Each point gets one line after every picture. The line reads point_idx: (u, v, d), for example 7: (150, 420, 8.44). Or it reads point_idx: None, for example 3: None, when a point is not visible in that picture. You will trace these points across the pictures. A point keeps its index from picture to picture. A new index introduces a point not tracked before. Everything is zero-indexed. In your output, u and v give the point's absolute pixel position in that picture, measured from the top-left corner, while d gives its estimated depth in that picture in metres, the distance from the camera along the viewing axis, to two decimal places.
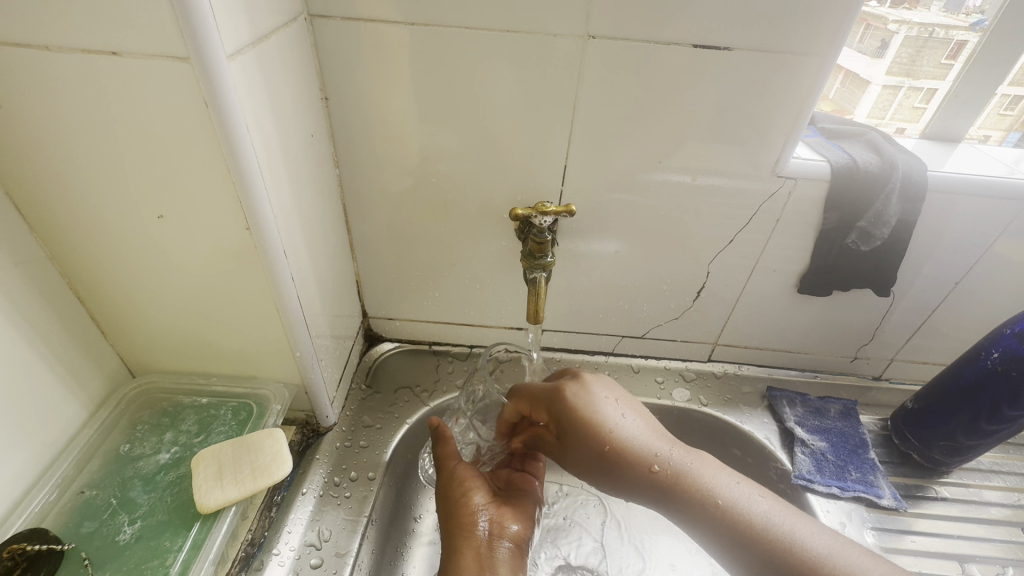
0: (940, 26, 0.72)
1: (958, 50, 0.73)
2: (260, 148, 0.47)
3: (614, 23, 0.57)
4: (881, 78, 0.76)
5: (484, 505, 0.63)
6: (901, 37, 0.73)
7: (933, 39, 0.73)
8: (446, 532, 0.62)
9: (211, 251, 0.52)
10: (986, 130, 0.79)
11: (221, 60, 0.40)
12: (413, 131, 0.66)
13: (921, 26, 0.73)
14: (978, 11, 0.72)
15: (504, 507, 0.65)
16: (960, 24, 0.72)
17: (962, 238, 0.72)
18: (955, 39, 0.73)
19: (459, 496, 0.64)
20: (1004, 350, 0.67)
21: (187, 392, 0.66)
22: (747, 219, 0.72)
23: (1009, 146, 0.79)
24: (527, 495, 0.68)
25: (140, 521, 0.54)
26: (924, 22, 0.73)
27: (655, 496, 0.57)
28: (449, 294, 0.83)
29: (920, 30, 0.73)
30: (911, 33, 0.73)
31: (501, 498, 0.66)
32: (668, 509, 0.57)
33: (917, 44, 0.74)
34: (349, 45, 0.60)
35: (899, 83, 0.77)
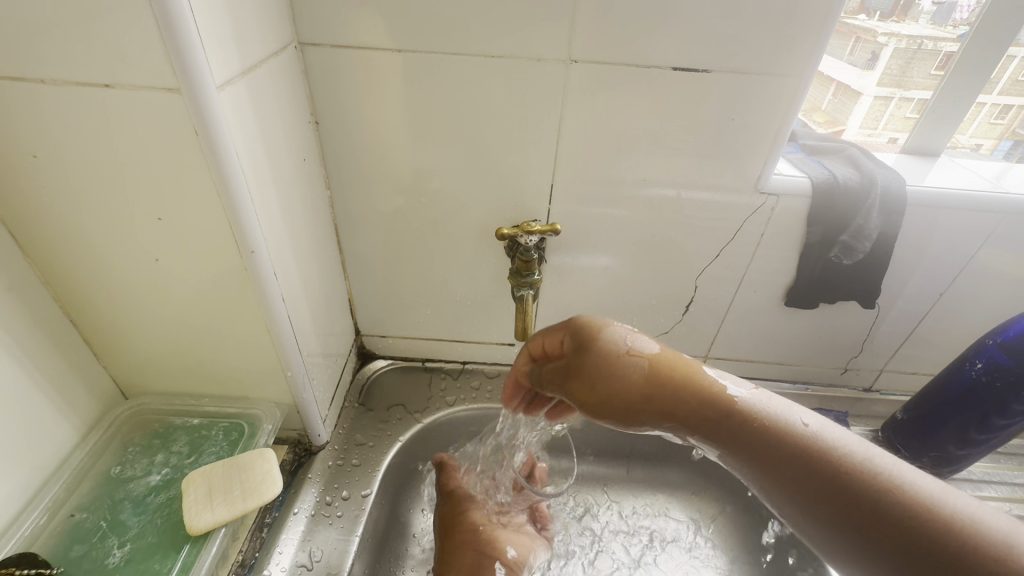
0: (928, 38, 0.74)
1: (947, 60, 0.74)
2: (250, 174, 0.49)
3: (594, 47, 0.59)
4: (872, 88, 0.79)
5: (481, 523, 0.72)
6: (890, 49, 0.76)
7: (922, 50, 0.75)
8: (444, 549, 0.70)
9: (201, 274, 0.53)
10: (978, 139, 0.83)
11: (211, 90, 0.42)
12: (402, 152, 0.67)
13: (909, 38, 0.75)
14: (966, 23, 0.72)
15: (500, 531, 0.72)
16: (948, 35, 0.73)
17: (945, 251, 0.73)
18: (944, 50, 0.74)
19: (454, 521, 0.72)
20: (987, 360, 0.68)
21: (178, 412, 0.66)
22: (732, 233, 0.73)
23: (1000, 155, 0.82)
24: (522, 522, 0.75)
25: (129, 544, 0.54)
26: (913, 35, 0.75)
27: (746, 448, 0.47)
28: (441, 311, 0.83)
29: (909, 42, 0.75)
30: (901, 45, 0.75)
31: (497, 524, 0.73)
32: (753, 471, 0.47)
33: (907, 55, 0.76)
34: (339, 70, 0.61)
35: (891, 93, 0.79)
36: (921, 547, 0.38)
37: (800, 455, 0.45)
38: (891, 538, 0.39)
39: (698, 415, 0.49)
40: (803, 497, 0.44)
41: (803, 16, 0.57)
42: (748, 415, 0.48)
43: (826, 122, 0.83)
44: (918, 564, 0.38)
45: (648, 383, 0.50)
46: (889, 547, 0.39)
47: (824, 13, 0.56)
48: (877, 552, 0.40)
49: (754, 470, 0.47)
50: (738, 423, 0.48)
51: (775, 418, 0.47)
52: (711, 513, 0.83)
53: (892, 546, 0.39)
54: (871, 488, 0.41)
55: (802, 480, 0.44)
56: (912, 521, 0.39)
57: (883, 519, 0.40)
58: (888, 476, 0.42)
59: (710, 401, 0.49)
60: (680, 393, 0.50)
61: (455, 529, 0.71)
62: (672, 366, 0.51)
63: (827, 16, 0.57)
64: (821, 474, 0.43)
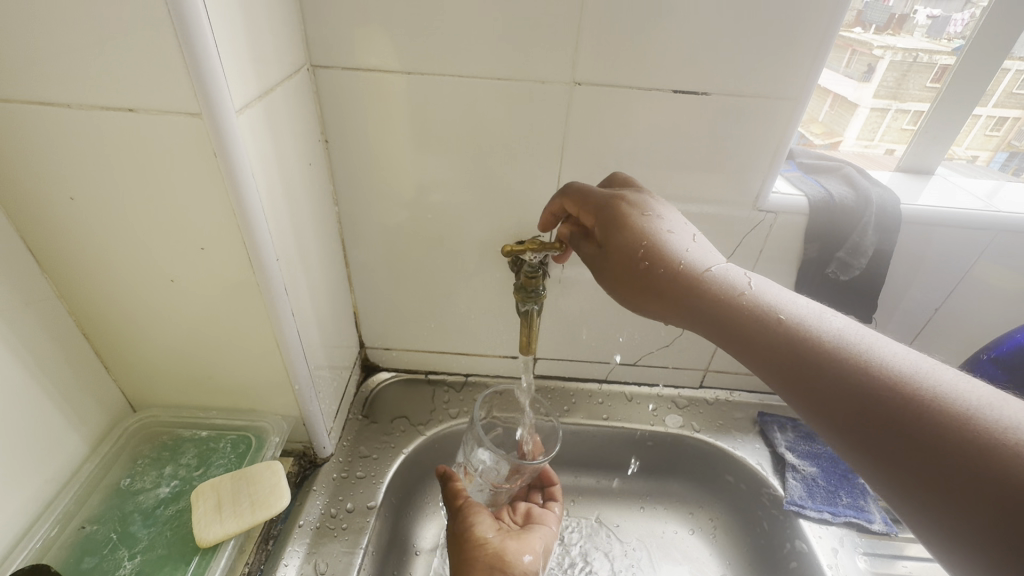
0: (924, 51, 0.76)
1: (943, 72, 0.76)
2: (264, 192, 0.50)
3: (597, 70, 0.61)
4: (869, 100, 0.81)
5: (492, 537, 0.65)
6: (887, 61, 0.77)
7: (918, 63, 0.77)
8: (456, 559, 0.63)
9: (213, 289, 0.54)
10: (975, 150, 0.85)
11: (230, 115, 0.43)
12: (408, 169, 0.69)
13: (905, 51, 0.76)
14: (960, 36, 0.74)
15: (510, 538, 0.67)
16: (942, 49, 0.75)
17: (940, 266, 0.75)
18: (939, 63, 0.75)
19: (463, 529, 0.65)
20: (982, 375, 0.69)
21: (187, 425, 0.67)
22: (731, 249, 0.74)
23: (996, 167, 0.85)
24: (533, 531, 0.70)
25: (139, 556, 0.55)
26: (909, 48, 0.76)
27: (749, 334, 0.47)
28: (445, 325, 0.85)
29: (905, 55, 0.77)
30: (897, 57, 0.77)
31: (507, 533, 0.68)
32: (754, 354, 0.47)
33: (902, 68, 0.78)
34: (350, 91, 0.63)
35: (887, 105, 0.81)
36: (931, 433, 0.37)
37: (806, 340, 0.44)
38: (899, 423, 0.38)
39: (714, 292, 0.49)
40: (810, 382, 0.43)
41: (800, 42, 0.59)
42: (756, 302, 0.48)
43: (823, 133, 0.84)
44: (905, 445, 0.37)
45: (663, 254, 0.50)
46: (894, 430, 0.38)
47: (819, 39, 0.58)
48: (866, 429, 0.39)
49: (758, 353, 0.46)
50: (745, 307, 0.48)
51: (784, 308, 0.47)
52: (712, 526, 0.84)
53: (899, 432, 0.38)
54: (885, 376, 0.40)
55: (814, 364, 0.43)
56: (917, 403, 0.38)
57: (889, 404, 0.38)
58: (899, 364, 0.40)
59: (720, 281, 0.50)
60: (693, 270, 0.50)
61: (464, 539, 0.64)
62: (682, 246, 0.52)
63: (822, 42, 0.59)
64: (834, 361, 0.42)
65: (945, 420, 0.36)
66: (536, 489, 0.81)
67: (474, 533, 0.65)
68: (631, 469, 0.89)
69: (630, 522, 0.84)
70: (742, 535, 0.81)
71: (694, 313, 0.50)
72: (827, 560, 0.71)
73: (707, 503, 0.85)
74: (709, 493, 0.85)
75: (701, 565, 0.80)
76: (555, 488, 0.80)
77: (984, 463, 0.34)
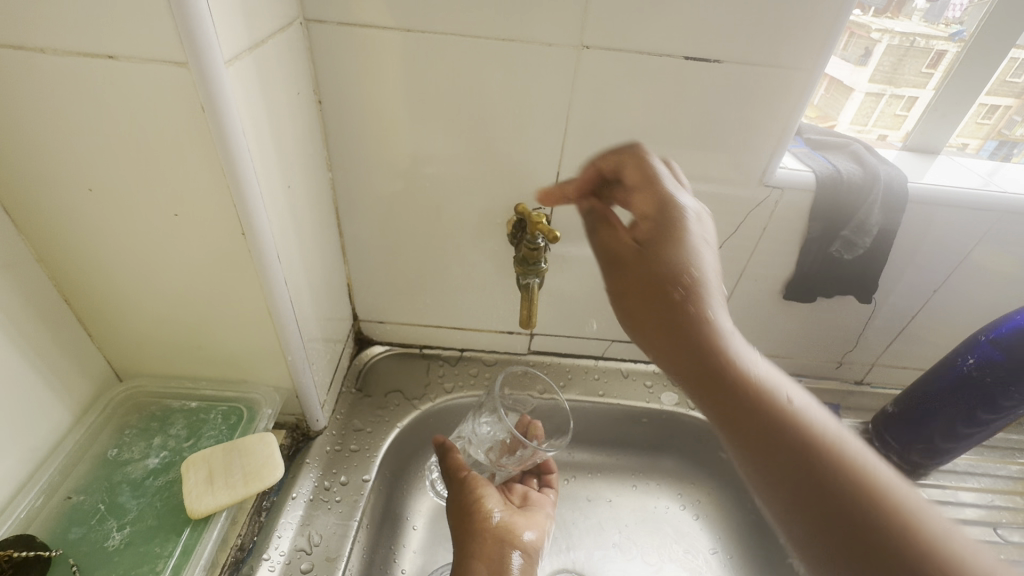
0: (921, 36, 0.74)
1: (938, 59, 0.76)
2: (256, 152, 0.48)
3: (606, 33, 0.58)
4: (864, 84, 0.79)
5: (499, 512, 0.66)
6: (883, 46, 0.75)
7: (914, 48, 0.76)
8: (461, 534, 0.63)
9: (203, 254, 0.52)
10: (964, 138, 0.83)
11: (219, 67, 0.40)
12: (407, 136, 0.66)
13: (903, 36, 0.75)
14: (958, 21, 0.74)
15: (516, 513, 0.67)
16: (941, 34, 0.74)
17: (941, 246, 0.74)
18: (936, 49, 0.75)
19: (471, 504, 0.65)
20: (979, 355, 0.69)
21: (176, 396, 0.65)
22: (735, 226, 0.73)
23: (985, 155, 0.82)
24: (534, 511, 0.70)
25: (129, 526, 0.53)
26: (907, 32, 0.75)
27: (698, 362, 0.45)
28: (441, 298, 0.83)
29: (903, 39, 0.75)
30: (894, 42, 0.75)
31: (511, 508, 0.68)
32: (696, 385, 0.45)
33: (899, 52, 0.76)
34: (344, 51, 0.60)
35: (882, 90, 0.79)
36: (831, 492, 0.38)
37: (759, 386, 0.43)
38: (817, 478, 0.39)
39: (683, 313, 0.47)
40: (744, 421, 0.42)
41: (819, 8, 0.56)
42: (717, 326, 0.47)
43: (817, 117, 0.83)
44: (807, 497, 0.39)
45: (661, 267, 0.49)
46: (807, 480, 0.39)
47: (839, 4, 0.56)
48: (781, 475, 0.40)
49: (705, 383, 0.44)
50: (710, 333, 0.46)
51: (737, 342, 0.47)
52: (703, 501, 0.85)
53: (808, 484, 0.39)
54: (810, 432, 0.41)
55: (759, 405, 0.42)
56: (833, 459, 0.39)
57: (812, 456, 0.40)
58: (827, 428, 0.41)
59: (689, 317, 0.46)
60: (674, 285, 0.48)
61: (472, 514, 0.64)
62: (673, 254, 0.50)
63: (840, 10, 0.56)
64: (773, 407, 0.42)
65: (844, 471, 0.39)
66: (532, 474, 0.79)
67: (481, 506, 0.65)
68: (625, 446, 0.89)
69: (623, 498, 0.85)
70: (733, 509, 0.82)
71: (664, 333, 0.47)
72: None
73: (699, 478, 0.86)
74: (701, 470, 0.86)
75: (692, 539, 0.81)
76: (551, 476, 0.79)
77: (867, 527, 0.36)
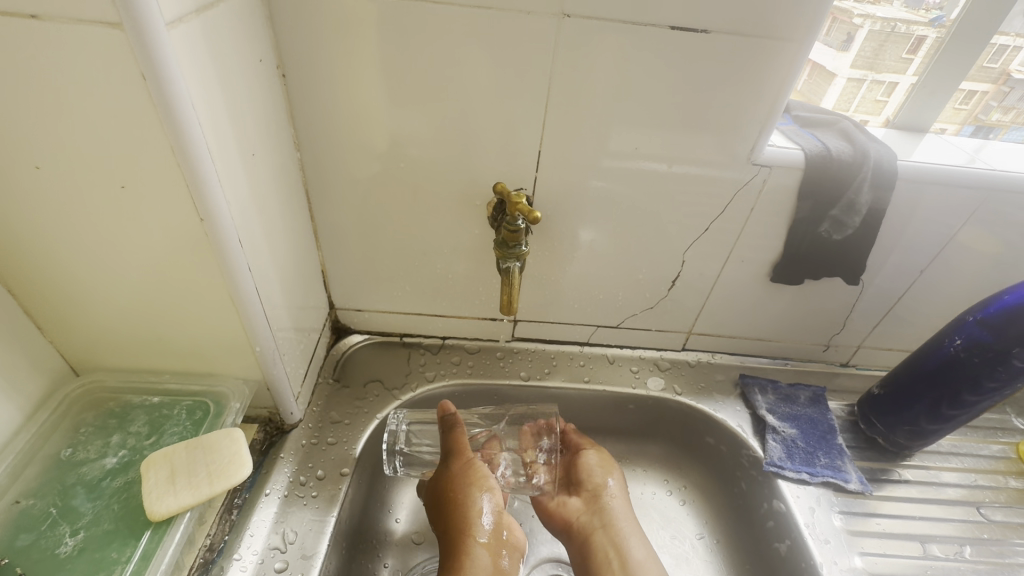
0: (902, 21, 0.73)
1: (918, 44, 0.74)
2: (208, 127, 0.44)
3: (588, 1, 0.55)
4: (847, 70, 0.76)
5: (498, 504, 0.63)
6: (866, 31, 0.73)
7: (895, 33, 0.74)
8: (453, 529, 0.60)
9: (156, 239, 0.48)
10: (943, 123, 0.80)
11: (159, 30, 0.36)
12: (379, 113, 0.62)
13: (885, 21, 0.73)
14: (937, 8, 0.73)
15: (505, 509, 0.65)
16: (921, 19, 0.73)
17: (928, 226, 0.73)
18: (916, 35, 0.74)
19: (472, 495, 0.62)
20: (967, 336, 0.68)
21: (138, 391, 0.61)
22: (722, 207, 0.71)
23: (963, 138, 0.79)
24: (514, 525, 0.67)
25: (83, 531, 0.50)
26: (887, 17, 0.73)
27: None
28: (420, 285, 0.80)
29: (884, 24, 0.73)
30: (876, 27, 0.73)
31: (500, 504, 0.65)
32: None
33: (880, 38, 0.74)
34: (308, 20, 0.56)
35: (863, 76, 0.77)
36: None
37: None
38: None
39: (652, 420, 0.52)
40: None
41: None
42: None
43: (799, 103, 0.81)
44: None
45: None
46: None
47: None
48: None
49: None
50: None
51: None
52: (690, 487, 0.84)
53: None
54: None
55: None
56: None
57: None
58: None
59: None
60: None
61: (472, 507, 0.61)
62: None
63: None
64: None
65: None
66: None
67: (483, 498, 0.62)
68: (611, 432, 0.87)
69: None
70: (720, 494, 0.81)
71: None
72: (804, 518, 0.72)
73: (685, 464, 0.85)
74: (687, 455, 0.85)
75: (678, 524, 0.80)
76: None
77: None
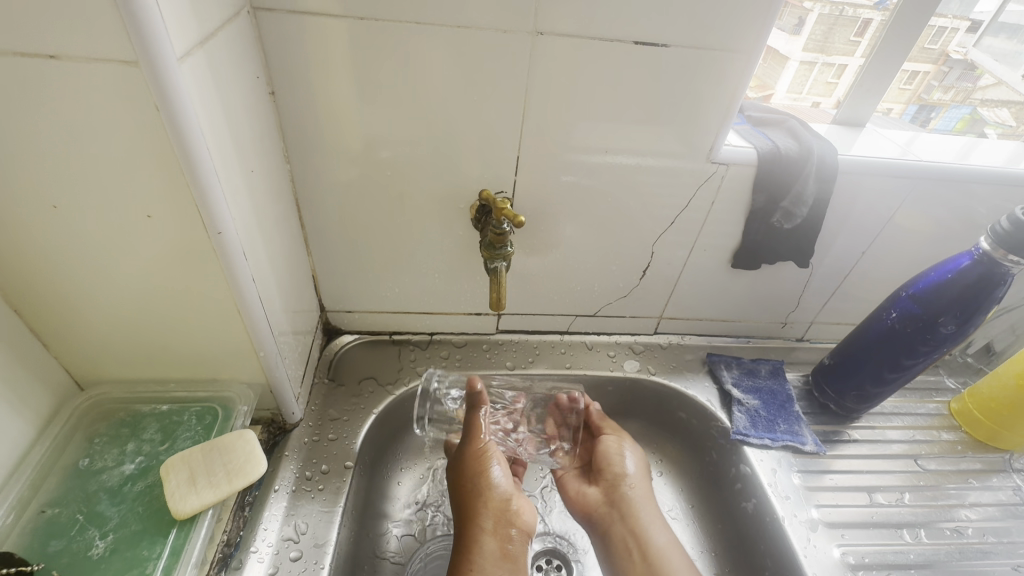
0: (849, 5, 0.81)
1: (865, 27, 0.81)
2: (214, 150, 0.47)
3: (559, 18, 0.60)
4: (799, 54, 0.84)
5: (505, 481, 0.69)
6: (815, 15, 0.82)
7: (843, 17, 0.82)
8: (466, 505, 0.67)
9: (165, 256, 0.51)
10: (890, 103, 0.90)
11: (172, 63, 0.39)
12: (365, 124, 0.66)
13: (833, 5, 0.81)
14: None
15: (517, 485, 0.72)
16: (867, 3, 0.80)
17: (868, 211, 0.82)
18: (863, 17, 0.81)
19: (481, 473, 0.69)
20: (901, 309, 0.77)
21: (145, 400, 0.64)
22: (686, 201, 0.77)
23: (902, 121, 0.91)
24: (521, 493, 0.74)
25: (111, 534, 0.53)
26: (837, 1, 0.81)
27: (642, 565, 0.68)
28: (408, 284, 0.84)
29: (832, 8, 0.81)
30: (825, 11, 0.81)
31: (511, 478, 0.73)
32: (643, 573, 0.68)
33: (830, 21, 0.82)
34: (296, 39, 0.59)
35: (815, 59, 0.84)
36: None
37: None
38: None
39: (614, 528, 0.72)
40: None
41: None
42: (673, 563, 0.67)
43: (757, 86, 0.89)
44: None
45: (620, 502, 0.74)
46: None
47: None
48: None
49: None
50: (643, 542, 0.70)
51: None
52: (666, 458, 0.92)
53: None
54: None
55: None
56: None
57: None
58: None
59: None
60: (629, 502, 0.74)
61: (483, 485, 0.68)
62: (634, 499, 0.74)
63: None
64: None
65: None
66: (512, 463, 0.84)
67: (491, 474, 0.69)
68: None
69: None
70: (693, 463, 0.89)
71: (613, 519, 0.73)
72: (767, 479, 0.80)
73: (661, 437, 0.93)
74: (663, 429, 0.93)
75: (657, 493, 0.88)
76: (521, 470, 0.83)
77: None
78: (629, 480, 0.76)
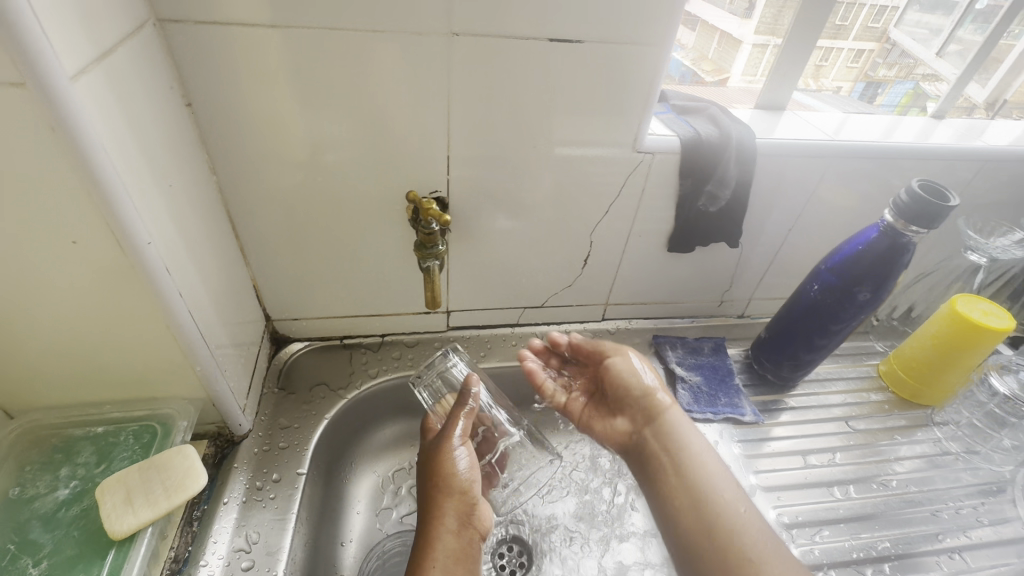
0: None
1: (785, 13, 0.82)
2: (122, 166, 0.46)
3: (475, 18, 0.60)
4: (750, 36, 0.86)
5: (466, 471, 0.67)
6: None
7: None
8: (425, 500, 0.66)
9: (80, 276, 0.50)
10: (838, 82, 0.96)
11: (62, 82, 0.39)
12: (291, 130, 0.65)
13: None
14: None
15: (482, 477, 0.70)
16: None
17: (791, 191, 0.86)
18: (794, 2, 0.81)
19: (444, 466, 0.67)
20: (822, 282, 0.82)
21: (79, 423, 0.63)
22: (618, 190, 0.80)
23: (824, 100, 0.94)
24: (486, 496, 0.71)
25: (47, 560, 0.53)
26: None
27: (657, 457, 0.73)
28: (353, 288, 0.84)
29: None
30: None
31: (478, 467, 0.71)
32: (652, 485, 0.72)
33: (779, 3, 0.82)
34: (208, 48, 0.58)
35: (766, 41, 0.86)
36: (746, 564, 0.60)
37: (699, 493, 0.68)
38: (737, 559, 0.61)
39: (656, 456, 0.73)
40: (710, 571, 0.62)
41: None
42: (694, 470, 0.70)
43: (713, 71, 0.92)
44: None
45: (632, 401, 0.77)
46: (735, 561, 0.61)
47: None
48: None
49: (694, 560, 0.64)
50: (682, 463, 0.71)
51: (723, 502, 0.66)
52: None
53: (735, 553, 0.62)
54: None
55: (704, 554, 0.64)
56: None
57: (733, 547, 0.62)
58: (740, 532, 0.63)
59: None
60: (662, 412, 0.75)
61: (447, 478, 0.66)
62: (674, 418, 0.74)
63: None
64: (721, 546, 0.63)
65: None
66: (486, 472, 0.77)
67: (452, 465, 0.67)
68: None
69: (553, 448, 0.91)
70: None
71: (629, 434, 0.76)
72: None
73: None
74: None
75: None
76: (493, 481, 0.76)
77: None
78: (667, 401, 0.76)
